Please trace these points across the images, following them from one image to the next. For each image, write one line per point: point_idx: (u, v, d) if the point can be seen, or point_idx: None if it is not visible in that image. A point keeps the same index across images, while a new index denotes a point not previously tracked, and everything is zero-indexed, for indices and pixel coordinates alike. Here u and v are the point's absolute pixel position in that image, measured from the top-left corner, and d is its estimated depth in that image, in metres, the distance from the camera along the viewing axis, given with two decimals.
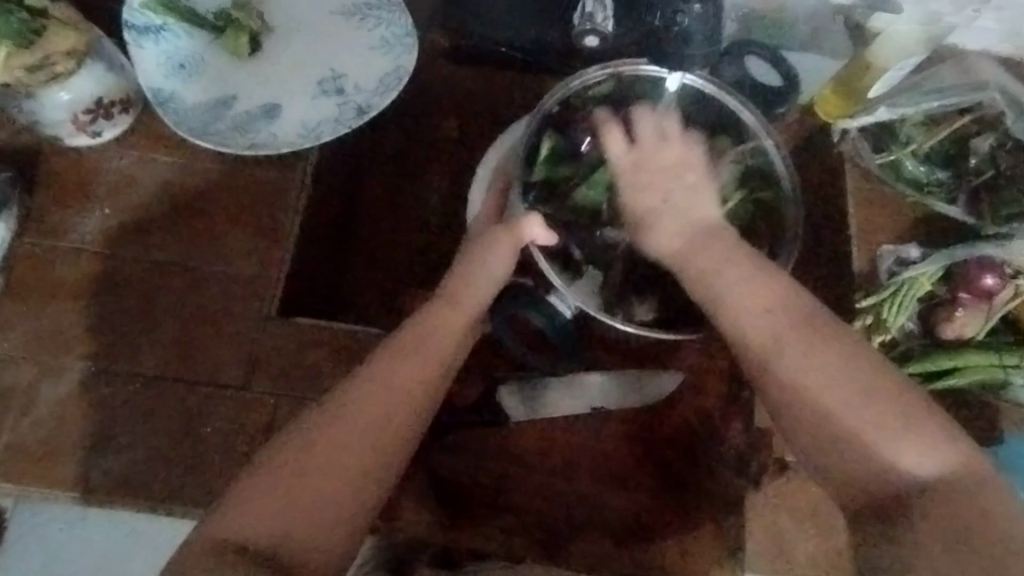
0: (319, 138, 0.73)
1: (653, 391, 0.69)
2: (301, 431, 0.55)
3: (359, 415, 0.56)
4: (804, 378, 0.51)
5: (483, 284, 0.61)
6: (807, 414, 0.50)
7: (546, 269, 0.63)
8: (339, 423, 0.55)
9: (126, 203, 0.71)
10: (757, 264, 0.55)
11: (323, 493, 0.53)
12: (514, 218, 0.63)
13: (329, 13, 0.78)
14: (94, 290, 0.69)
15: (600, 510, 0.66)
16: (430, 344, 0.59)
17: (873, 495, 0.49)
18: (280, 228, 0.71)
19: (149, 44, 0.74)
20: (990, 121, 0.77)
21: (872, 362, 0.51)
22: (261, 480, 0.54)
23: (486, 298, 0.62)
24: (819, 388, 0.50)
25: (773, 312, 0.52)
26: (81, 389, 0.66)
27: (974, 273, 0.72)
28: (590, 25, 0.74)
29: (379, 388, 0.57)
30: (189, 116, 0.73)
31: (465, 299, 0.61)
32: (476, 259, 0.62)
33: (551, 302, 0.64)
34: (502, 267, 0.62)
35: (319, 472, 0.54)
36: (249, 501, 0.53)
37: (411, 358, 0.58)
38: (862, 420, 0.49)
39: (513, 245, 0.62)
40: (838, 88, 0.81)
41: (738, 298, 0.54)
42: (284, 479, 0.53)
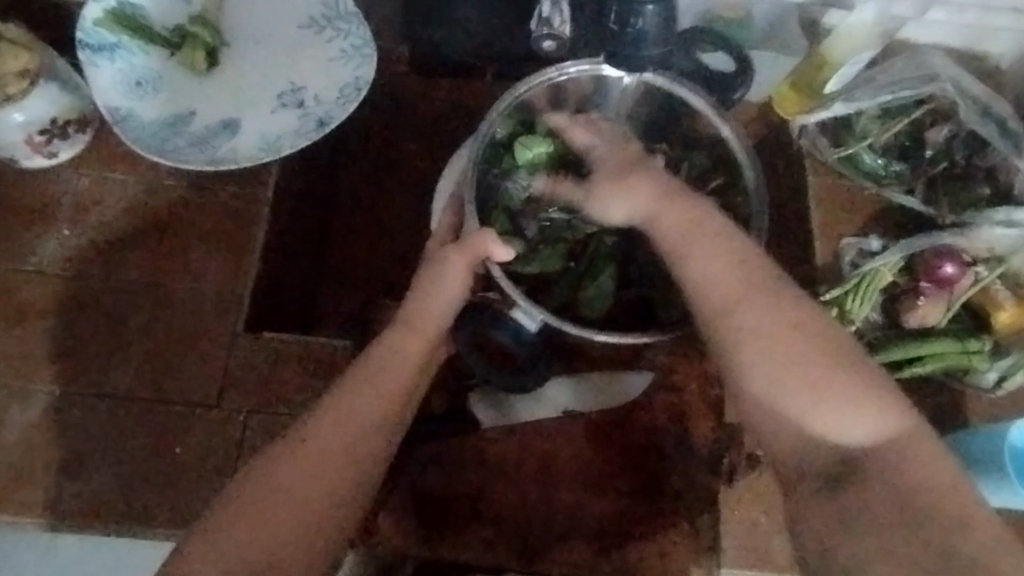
0: (279, 151, 0.72)
1: (626, 394, 0.69)
2: (269, 456, 0.55)
3: (336, 441, 0.56)
4: (753, 339, 0.53)
5: (440, 306, 0.62)
6: (747, 375, 0.53)
7: (509, 286, 0.62)
8: (311, 445, 0.55)
9: (85, 225, 0.70)
10: (715, 229, 0.57)
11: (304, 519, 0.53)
12: (466, 238, 0.62)
13: (288, 26, 0.77)
14: (57, 313, 0.68)
15: (579, 515, 0.66)
16: (396, 364, 0.60)
17: (820, 457, 0.52)
18: (247, 245, 0.71)
19: (102, 61, 0.73)
20: (944, 111, 0.79)
21: (828, 332, 0.53)
22: (229, 502, 0.53)
23: (444, 318, 0.62)
24: (760, 349, 0.53)
25: (724, 273, 0.55)
26: (46, 414, 0.65)
27: (933, 262, 0.73)
28: (547, 30, 0.73)
29: (344, 411, 0.57)
30: (146, 133, 0.72)
31: (421, 323, 0.61)
32: (431, 282, 0.62)
33: (516, 318, 0.62)
34: (461, 288, 0.62)
35: (296, 501, 0.53)
36: (220, 525, 0.52)
37: (374, 382, 0.58)
38: (813, 386, 0.51)
39: (466, 263, 0.62)
40: (794, 84, 0.82)
41: (700, 262, 0.56)
42: (264, 507, 0.53)
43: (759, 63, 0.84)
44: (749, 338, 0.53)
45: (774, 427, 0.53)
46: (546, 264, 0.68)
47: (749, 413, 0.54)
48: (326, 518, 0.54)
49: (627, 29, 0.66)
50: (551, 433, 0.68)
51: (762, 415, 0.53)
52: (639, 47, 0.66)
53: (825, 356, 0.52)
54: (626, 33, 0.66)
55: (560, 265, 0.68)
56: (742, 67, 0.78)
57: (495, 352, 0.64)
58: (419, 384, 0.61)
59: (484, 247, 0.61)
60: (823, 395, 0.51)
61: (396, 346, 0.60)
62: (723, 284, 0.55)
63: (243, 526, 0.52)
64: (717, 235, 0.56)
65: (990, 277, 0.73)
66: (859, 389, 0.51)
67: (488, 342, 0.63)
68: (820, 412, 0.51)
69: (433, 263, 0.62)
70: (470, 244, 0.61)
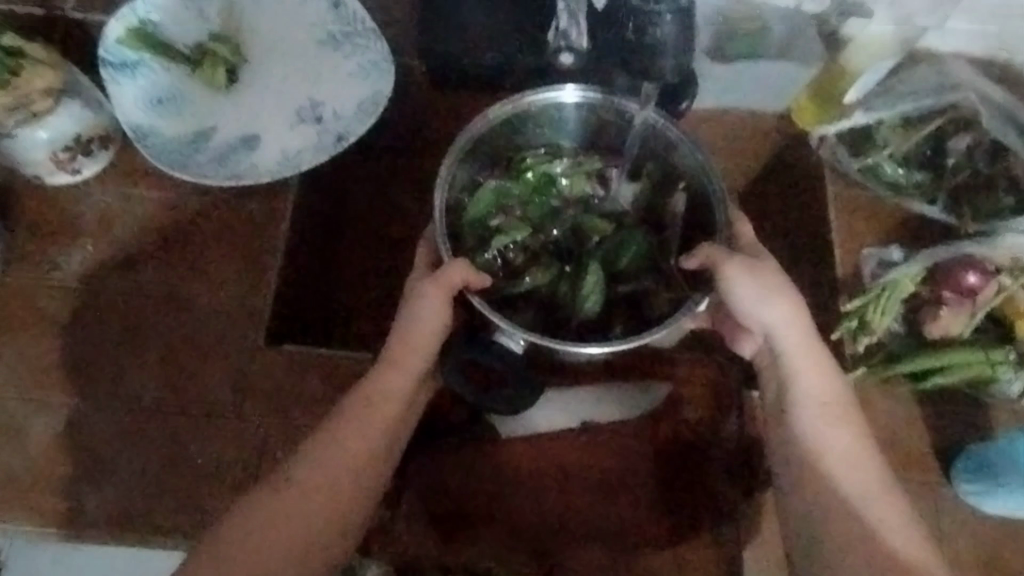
0: (300, 166, 0.73)
1: (639, 402, 0.70)
2: (262, 491, 0.57)
3: (325, 475, 0.57)
4: (837, 461, 0.59)
5: (423, 335, 0.61)
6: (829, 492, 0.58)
7: (492, 315, 0.61)
8: (303, 483, 0.57)
9: (106, 240, 0.71)
10: (819, 356, 0.62)
11: (287, 557, 0.54)
12: (441, 269, 0.61)
13: (306, 42, 0.78)
14: (79, 327, 0.68)
15: (596, 523, 0.66)
16: (383, 396, 0.60)
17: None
18: (264, 262, 0.71)
19: (124, 78, 0.74)
20: (965, 121, 0.78)
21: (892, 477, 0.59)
22: (229, 535, 0.55)
23: (429, 356, 0.62)
24: (843, 474, 0.59)
25: (814, 392, 0.61)
26: (69, 428, 0.66)
27: (957, 272, 0.73)
28: (565, 42, 0.75)
29: (333, 447, 0.58)
30: (167, 149, 0.73)
31: (407, 354, 0.61)
32: (410, 314, 0.62)
33: (501, 342, 0.63)
34: (438, 317, 0.61)
35: (284, 534, 0.55)
36: (220, 562, 0.54)
37: (360, 417, 0.59)
38: (885, 520, 0.57)
39: (447, 295, 0.61)
40: (814, 96, 0.82)
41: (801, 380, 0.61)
42: (251, 545, 0.54)
43: (776, 75, 0.82)
44: (834, 465, 0.59)
45: (850, 550, 0.56)
46: (536, 280, 0.70)
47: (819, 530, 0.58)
48: (322, 548, 0.56)
49: (645, 38, 0.74)
50: (569, 446, 0.68)
51: (836, 536, 0.57)
52: (654, 54, 0.74)
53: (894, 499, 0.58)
54: (644, 42, 0.74)
55: (550, 276, 0.70)
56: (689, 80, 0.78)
57: (481, 376, 0.64)
58: (405, 415, 0.62)
59: (464, 277, 0.61)
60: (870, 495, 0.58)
61: (384, 377, 0.61)
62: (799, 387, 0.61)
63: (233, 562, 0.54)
64: (809, 345, 0.62)
65: (1013, 286, 0.72)
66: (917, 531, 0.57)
67: (476, 369, 0.64)
68: (901, 548, 0.56)
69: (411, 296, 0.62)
70: (444, 275, 0.61)
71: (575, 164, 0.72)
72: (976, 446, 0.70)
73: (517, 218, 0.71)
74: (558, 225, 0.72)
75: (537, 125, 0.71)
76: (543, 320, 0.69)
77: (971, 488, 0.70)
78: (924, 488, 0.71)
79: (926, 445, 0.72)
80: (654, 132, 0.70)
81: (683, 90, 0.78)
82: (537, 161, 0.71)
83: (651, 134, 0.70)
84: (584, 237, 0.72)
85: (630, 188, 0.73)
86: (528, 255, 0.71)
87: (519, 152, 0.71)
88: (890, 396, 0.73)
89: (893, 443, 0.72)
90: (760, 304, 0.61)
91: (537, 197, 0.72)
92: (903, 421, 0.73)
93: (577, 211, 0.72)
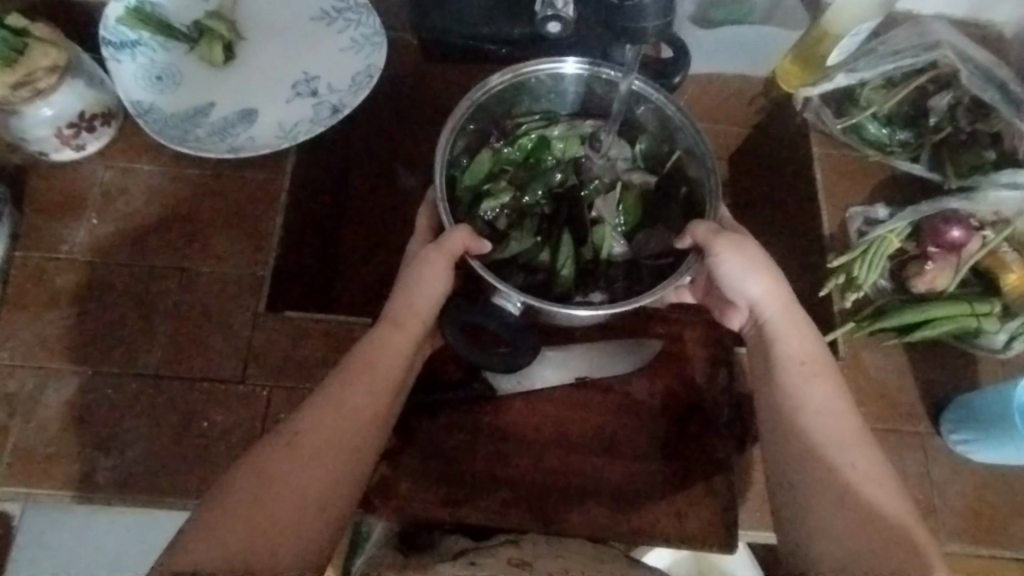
0: (296, 137, 0.75)
1: (635, 354, 0.69)
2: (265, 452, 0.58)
3: (326, 433, 0.59)
4: (817, 410, 0.60)
5: (426, 300, 0.64)
6: (806, 438, 0.59)
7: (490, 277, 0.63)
8: (304, 447, 0.58)
9: (111, 214, 0.73)
10: (798, 321, 0.63)
11: (291, 510, 0.56)
12: (444, 236, 0.64)
13: (301, 19, 0.81)
14: (88, 298, 0.71)
15: (596, 479, 0.66)
16: (389, 359, 0.62)
17: (860, 528, 0.55)
18: (263, 229, 0.73)
19: (125, 57, 0.76)
20: (946, 80, 0.80)
21: (863, 442, 0.59)
22: (229, 493, 0.56)
23: (428, 319, 0.64)
24: (824, 426, 0.59)
25: (796, 349, 0.62)
26: (79, 395, 0.68)
27: (940, 227, 0.74)
28: (552, 11, 0.72)
29: (337, 409, 0.60)
30: (168, 124, 0.75)
31: (408, 318, 0.64)
32: (413, 280, 0.64)
33: (497, 303, 0.64)
34: (439, 285, 0.64)
35: (290, 491, 0.56)
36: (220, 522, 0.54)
37: (363, 377, 0.61)
38: (851, 474, 0.58)
39: (449, 261, 0.64)
40: (797, 59, 0.84)
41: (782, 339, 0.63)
42: (259, 504, 0.56)
43: (759, 41, 0.85)
44: (811, 417, 0.60)
45: (824, 495, 0.57)
46: (520, 244, 0.71)
47: (795, 477, 0.59)
48: (327, 506, 0.57)
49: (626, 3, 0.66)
50: (564, 400, 0.68)
51: (804, 478, 0.58)
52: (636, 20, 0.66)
53: (862, 454, 0.59)
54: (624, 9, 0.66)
55: (532, 242, 0.72)
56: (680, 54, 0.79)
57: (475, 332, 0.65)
58: (405, 376, 0.64)
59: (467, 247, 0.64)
60: (837, 456, 0.58)
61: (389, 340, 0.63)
62: (782, 358, 0.62)
63: (237, 518, 0.55)
64: (778, 305, 0.63)
65: (997, 239, 0.74)
66: (883, 490, 0.57)
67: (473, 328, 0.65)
68: (868, 494, 0.57)
69: (413, 262, 0.64)
70: (449, 242, 0.63)
71: (568, 129, 0.74)
72: (965, 396, 0.71)
73: (506, 182, 0.73)
74: (545, 190, 0.74)
75: (536, 94, 0.73)
76: (531, 284, 0.70)
77: (959, 438, 0.71)
78: (915, 438, 0.73)
79: (915, 396, 0.74)
80: (649, 106, 0.71)
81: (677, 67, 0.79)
82: (533, 126, 0.74)
83: (646, 109, 0.72)
84: (572, 202, 0.74)
85: (624, 151, 0.74)
86: (513, 218, 0.73)
87: (515, 121, 0.74)
88: (877, 351, 0.75)
89: (882, 395, 0.74)
90: (753, 271, 0.63)
91: (530, 163, 0.74)
92: (892, 374, 0.74)
93: (566, 176, 0.74)
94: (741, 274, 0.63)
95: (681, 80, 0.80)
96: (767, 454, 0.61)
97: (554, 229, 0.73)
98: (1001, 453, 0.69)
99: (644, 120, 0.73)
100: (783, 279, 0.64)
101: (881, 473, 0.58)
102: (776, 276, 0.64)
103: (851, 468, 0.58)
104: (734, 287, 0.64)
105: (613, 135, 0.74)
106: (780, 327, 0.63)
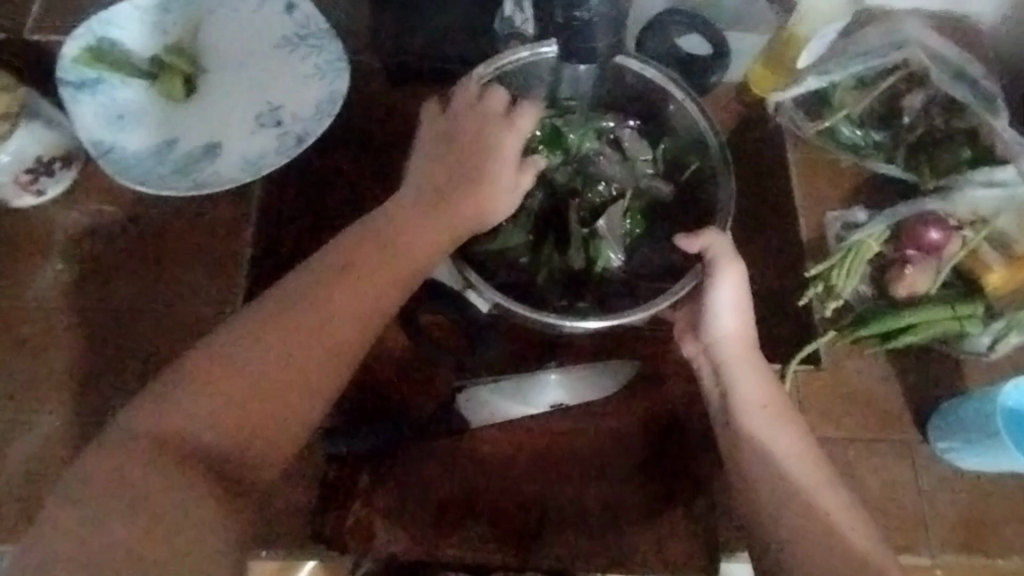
0: (260, 170, 0.74)
1: (613, 380, 0.69)
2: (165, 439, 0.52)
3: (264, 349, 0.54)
4: (773, 437, 0.60)
5: (431, 232, 0.60)
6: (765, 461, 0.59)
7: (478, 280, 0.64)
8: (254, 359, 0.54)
9: (77, 259, 0.72)
10: (754, 356, 0.63)
11: (213, 450, 0.52)
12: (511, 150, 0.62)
13: (263, 48, 0.79)
14: (56, 342, 0.70)
15: (576, 504, 0.65)
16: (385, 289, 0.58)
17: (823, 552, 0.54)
18: (234, 266, 0.74)
19: (84, 97, 0.75)
20: (919, 77, 0.79)
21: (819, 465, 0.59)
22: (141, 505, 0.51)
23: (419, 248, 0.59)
24: (780, 452, 0.59)
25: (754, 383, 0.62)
26: (50, 441, 0.67)
27: (919, 229, 0.73)
28: (511, 30, 0.73)
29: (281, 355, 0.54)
30: (130, 163, 0.74)
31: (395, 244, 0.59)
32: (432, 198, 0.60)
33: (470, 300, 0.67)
34: (447, 214, 0.60)
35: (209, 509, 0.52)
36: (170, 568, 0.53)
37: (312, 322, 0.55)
38: (811, 497, 0.57)
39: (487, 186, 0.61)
40: (768, 62, 0.80)
41: (744, 375, 0.62)
42: (185, 433, 0.52)
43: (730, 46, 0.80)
44: (767, 444, 0.59)
45: (790, 517, 0.56)
46: (510, 238, 0.71)
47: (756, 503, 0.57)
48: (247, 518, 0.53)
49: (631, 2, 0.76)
50: (541, 427, 0.68)
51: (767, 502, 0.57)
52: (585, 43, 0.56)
53: (819, 478, 0.58)
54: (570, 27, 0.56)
55: (522, 239, 0.72)
56: (720, 52, 0.78)
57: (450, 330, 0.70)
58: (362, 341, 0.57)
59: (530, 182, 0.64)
60: (812, 490, 0.57)
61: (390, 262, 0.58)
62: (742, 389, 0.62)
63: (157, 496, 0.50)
64: (744, 337, 0.63)
65: (977, 239, 0.72)
66: (846, 518, 0.56)
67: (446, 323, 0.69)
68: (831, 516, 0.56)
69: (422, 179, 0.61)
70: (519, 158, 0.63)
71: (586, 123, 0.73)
72: (952, 403, 0.70)
73: None
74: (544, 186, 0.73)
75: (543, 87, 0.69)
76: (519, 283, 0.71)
77: (947, 446, 0.70)
78: (901, 446, 0.72)
79: (902, 403, 0.73)
80: (678, 111, 0.72)
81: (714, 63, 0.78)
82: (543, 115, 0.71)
83: (674, 114, 0.73)
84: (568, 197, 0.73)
85: (643, 154, 0.75)
86: None
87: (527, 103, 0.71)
88: (860, 359, 0.74)
89: (866, 403, 0.73)
90: (734, 308, 0.63)
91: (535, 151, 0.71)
92: (876, 382, 0.73)
93: (570, 172, 0.73)
94: (721, 305, 0.63)
95: (717, 78, 0.79)
96: (743, 488, 0.58)
97: (544, 231, 0.73)
98: (990, 460, 0.68)
99: (673, 125, 0.73)
100: (753, 328, 0.64)
101: (837, 497, 0.58)
102: (751, 321, 0.64)
103: (827, 496, 0.57)
104: (709, 315, 0.63)
105: (634, 135, 0.74)
106: (738, 371, 0.63)
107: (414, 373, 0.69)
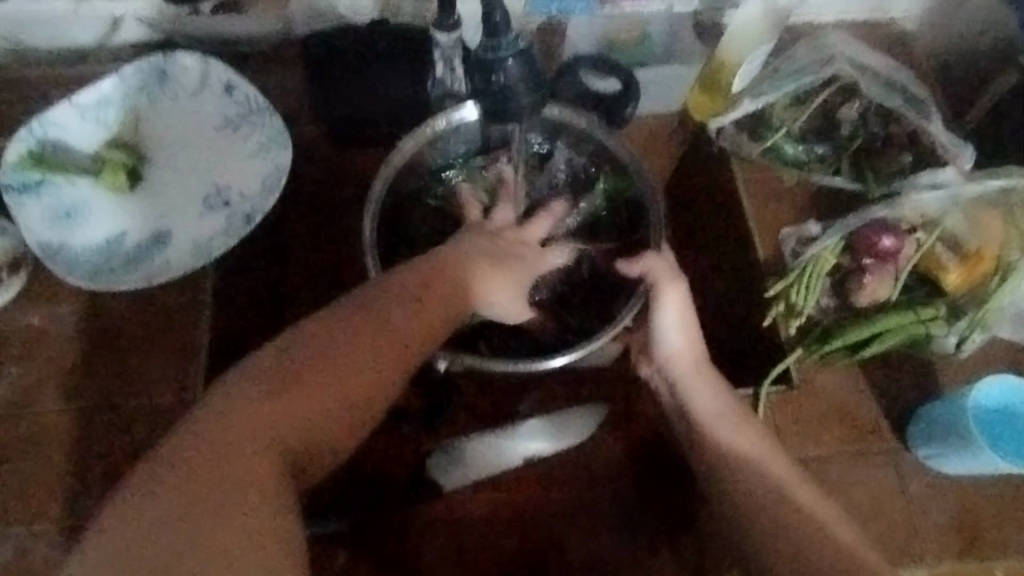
0: (212, 255, 0.74)
1: (579, 429, 0.71)
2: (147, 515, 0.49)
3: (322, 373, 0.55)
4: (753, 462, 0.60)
5: (452, 293, 0.62)
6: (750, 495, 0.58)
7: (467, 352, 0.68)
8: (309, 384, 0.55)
9: (33, 363, 0.71)
10: (710, 375, 0.67)
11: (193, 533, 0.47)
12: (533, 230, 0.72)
13: (204, 131, 0.80)
14: (14, 453, 0.68)
15: (562, 556, 0.67)
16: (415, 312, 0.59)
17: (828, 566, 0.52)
18: (190, 348, 0.72)
19: (30, 200, 0.75)
20: (850, 89, 0.81)
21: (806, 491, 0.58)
22: None
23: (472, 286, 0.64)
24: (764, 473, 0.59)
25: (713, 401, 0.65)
26: (14, 559, 0.64)
27: (871, 237, 0.73)
28: (444, 89, 0.78)
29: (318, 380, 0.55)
30: (81, 261, 0.74)
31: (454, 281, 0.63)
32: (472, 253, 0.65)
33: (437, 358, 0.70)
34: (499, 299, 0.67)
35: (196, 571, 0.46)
36: None
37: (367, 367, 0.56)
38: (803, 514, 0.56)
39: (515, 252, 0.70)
40: (704, 89, 0.83)
41: (697, 394, 0.65)
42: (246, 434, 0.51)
43: (665, 77, 0.85)
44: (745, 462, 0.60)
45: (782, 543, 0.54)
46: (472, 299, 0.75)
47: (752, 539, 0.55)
48: None
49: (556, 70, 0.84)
50: (517, 482, 0.69)
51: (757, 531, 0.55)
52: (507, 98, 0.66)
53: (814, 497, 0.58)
54: (492, 89, 0.65)
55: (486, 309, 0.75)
56: (628, 87, 0.82)
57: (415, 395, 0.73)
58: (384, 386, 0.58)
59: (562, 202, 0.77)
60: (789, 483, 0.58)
61: (394, 304, 0.59)
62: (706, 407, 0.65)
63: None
64: (691, 355, 0.67)
65: (930, 240, 0.73)
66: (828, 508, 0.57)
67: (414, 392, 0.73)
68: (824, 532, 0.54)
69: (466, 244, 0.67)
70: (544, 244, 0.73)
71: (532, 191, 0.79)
72: (929, 407, 0.69)
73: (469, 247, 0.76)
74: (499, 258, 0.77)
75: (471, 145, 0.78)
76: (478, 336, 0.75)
77: (930, 451, 0.69)
78: (881, 457, 0.71)
79: (881, 413, 0.72)
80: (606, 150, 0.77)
81: (623, 97, 0.82)
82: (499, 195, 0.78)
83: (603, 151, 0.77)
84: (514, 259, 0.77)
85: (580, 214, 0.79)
86: None
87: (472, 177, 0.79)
88: (831, 372, 0.73)
89: (845, 417, 0.72)
90: (678, 326, 0.68)
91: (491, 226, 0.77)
92: (850, 394, 0.73)
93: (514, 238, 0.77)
94: (667, 326, 0.68)
95: (632, 110, 0.82)
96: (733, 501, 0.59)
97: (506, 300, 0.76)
98: (978, 462, 0.67)
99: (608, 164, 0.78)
100: (699, 345, 0.68)
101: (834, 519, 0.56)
102: (696, 337, 0.68)
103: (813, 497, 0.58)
104: (657, 336, 0.68)
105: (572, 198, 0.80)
106: (690, 386, 0.66)
107: (389, 441, 0.70)
